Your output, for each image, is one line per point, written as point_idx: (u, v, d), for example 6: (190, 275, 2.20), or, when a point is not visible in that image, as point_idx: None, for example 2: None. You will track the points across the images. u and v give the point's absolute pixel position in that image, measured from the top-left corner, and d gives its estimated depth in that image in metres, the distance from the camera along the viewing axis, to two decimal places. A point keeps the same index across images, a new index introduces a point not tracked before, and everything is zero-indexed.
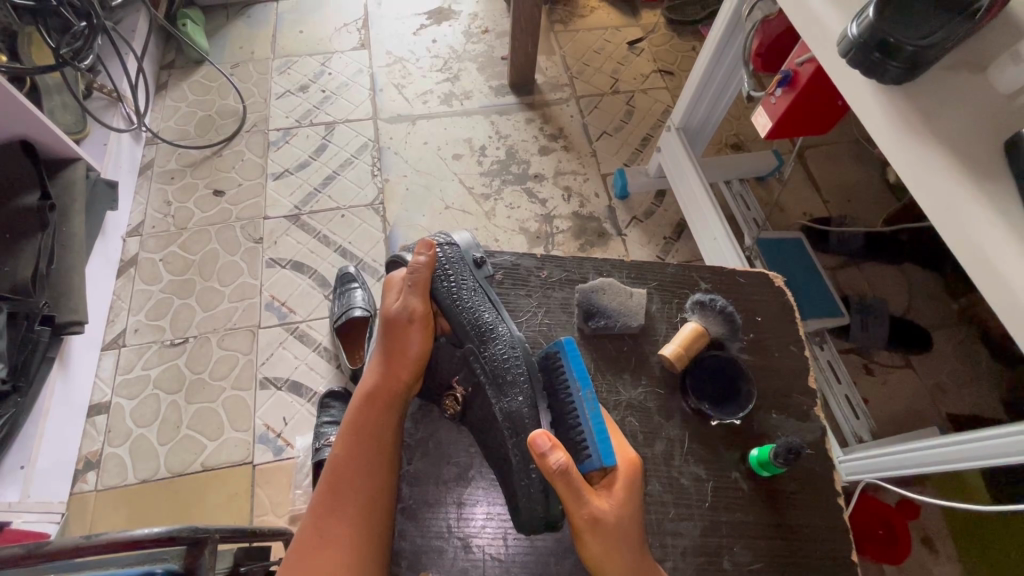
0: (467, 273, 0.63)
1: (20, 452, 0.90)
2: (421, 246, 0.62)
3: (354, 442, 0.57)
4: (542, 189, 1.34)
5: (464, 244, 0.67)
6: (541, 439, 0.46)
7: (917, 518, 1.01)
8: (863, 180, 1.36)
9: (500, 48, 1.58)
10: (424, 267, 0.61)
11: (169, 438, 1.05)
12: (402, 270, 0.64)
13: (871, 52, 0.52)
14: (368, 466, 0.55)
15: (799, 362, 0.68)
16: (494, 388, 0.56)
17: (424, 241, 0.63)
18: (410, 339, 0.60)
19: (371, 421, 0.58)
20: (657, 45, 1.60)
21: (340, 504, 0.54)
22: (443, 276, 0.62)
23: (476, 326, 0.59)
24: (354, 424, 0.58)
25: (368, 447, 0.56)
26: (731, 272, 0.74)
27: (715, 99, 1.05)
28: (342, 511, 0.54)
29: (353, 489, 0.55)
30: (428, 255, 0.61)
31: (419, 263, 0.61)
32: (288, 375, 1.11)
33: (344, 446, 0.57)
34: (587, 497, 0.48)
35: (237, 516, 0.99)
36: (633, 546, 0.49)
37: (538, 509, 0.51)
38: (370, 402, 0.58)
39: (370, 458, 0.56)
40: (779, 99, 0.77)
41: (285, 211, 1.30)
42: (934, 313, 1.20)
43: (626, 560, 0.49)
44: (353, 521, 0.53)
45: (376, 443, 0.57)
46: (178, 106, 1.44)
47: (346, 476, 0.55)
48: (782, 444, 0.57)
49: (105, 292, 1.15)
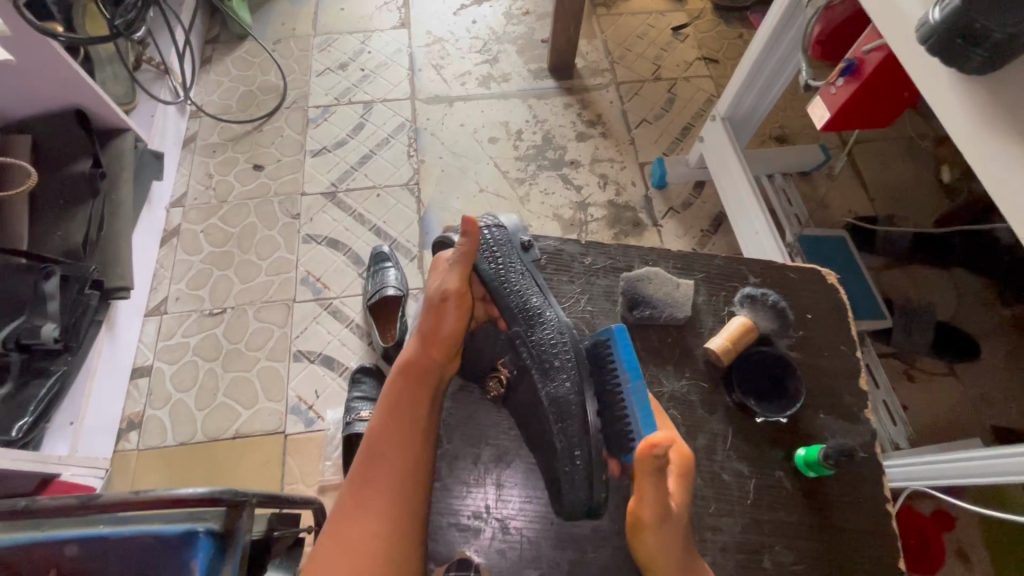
0: (514, 257, 0.64)
1: (69, 409, 0.94)
2: (466, 224, 0.61)
3: (390, 419, 0.57)
4: (578, 175, 1.33)
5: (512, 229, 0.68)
6: (659, 436, 0.45)
7: (953, 530, 0.98)
8: (914, 179, 1.30)
9: (541, 31, 1.55)
10: (469, 246, 0.61)
11: (206, 404, 1.08)
12: (447, 251, 0.64)
13: (955, 39, 0.48)
14: (404, 443, 0.56)
15: (848, 362, 0.66)
16: (539, 373, 0.56)
17: (465, 220, 0.60)
18: (448, 318, 0.59)
19: (406, 398, 0.58)
20: (703, 32, 1.56)
21: (375, 477, 0.54)
22: (487, 257, 0.62)
23: (522, 309, 0.59)
24: (390, 400, 0.58)
25: (405, 422, 0.57)
26: (781, 267, 0.71)
27: (766, 87, 1.01)
28: (377, 485, 0.54)
29: (388, 465, 0.55)
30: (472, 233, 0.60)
31: (463, 243, 0.61)
32: (321, 350, 1.13)
33: (380, 421, 0.57)
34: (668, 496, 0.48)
35: (269, 483, 1.01)
36: (686, 543, 0.50)
37: (581, 494, 0.51)
38: (408, 380, 0.59)
39: (406, 433, 0.56)
40: (839, 89, 0.73)
41: (322, 188, 1.31)
42: (984, 320, 1.15)
43: (680, 557, 0.49)
44: (389, 495, 0.54)
45: (412, 419, 0.57)
46: (221, 80, 1.46)
47: (382, 450, 0.56)
48: (835, 446, 0.55)
49: (149, 260, 1.19)
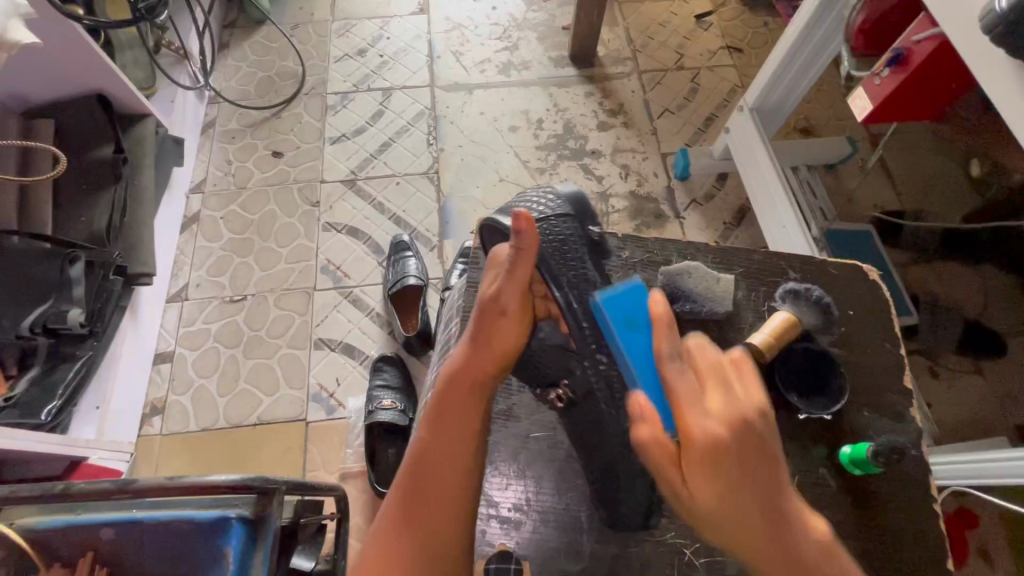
0: (584, 259, 0.56)
1: (96, 393, 0.95)
2: (518, 220, 0.52)
3: (439, 426, 0.55)
4: (600, 166, 1.31)
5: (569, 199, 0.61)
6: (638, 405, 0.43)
7: (976, 528, 0.97)
8: (944, 173, 1.28)
9: (562, 18, 1.52)
10: (526, 243, 0.53)
11: (228, 390, 1.09)
12: (506, 248, 0.57)
13: (1021, 28, 0.47)
14: (455, 450, 0.54)
15: (887, 358, 0.65)
16: (608, 396, 0.51)
17: (520, 215, 0.52)
18: (507, 328, 0.55)
19: (456, 405, 0.55)
20: (727, 20, 1.52)
21: (426, 490, 0.53)
22: (554, 253, 0.55)
23: (594, 324, 0.52)
24: (440, 409, 0.55)
25: (456, 435, 0.54)
26: (822, 262, 0.70)
27: (799, 76, 0.99)
28: (428, 492, 0.53)
29: (439, 474, 0.53)
30: (525, 229, 0.52)
31: (523, 240, 0.53)
32: (342, 338, 1.13)
33: (430, 432, 0.55)
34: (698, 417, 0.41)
35: (291, 469, 1.02)
36: (759, 484, 0.40)
37: (641, 496, 0.53)
38: (457, 386, 0.55)
39: (459, 446, 0.54)
40: (884, 80, 0.71)
41: (341, 176, 1.31)
42: (1012, 318, 1.13)
43: (753, 502, 0.40)
44: (442, 505, 0.53)
45: (462, 426, 0.55)
46: (239, 65, 1.45)
47: (432, 462, 0.54)
48: (884, 445, 0.56)
49: (170, 246, 1.19)
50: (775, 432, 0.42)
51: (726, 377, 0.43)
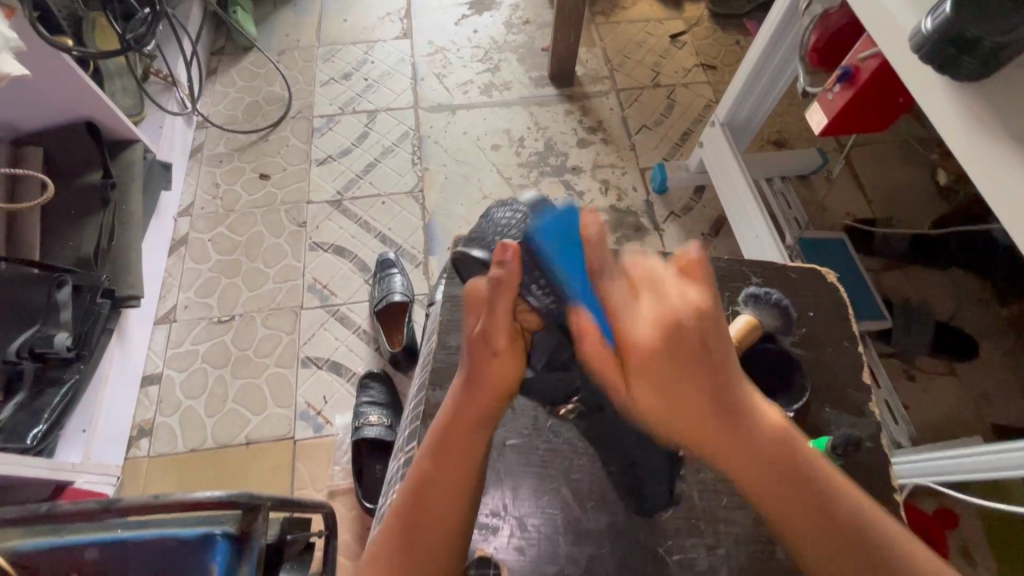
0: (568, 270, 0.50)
1: (82, 417, 0.96)
2: (506, 249, 0.47)
3: (433, 470, 0.50)
4: (580, 181, 1.35)
5: (534, 206, 0.55)
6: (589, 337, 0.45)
7: (957, 526, 0.99)
8: (911, 181, 1.32)
9: (541, 40, 1.57)
10: (513, 273, 0.47)
11: (216, 410, 1.09)
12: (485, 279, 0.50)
13: (945, 48, 0.51)
14: (458, 490, 0.50)
15: (849, 358, 0.68)
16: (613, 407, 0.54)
17: (511, 247, 0.47)
18: (502, 365, 0.48)
19: (456, 453, 0.50)
20: (700, 39, 1.58)
21: (420, 537, 0.49)
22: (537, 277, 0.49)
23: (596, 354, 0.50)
24: (437, 448, 0.51)
25: (455, 479, 0.50)
26: (782, 267, 0.73)
27: (763, 95, 1.04)
28: (421, 541, 0.49)
29: (436, 517, 0.49)
30: (513, 260, 0.47)
31: (506, 269, 0.47)
32: (329, 356, 1.15)
33: (427, 474, 0.50)
34: (618, 313, 0.42)
35: (279, 487, 1.02)
36: (691, 361, 0.40)
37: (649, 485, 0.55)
38: (455, 432, 0.50)
39: (457, 490, 0.50)
40: (836, 96, 0.75)
41: (328, 197, 1.33)
42: (982, 320, 1.17)
43: (692, 367, 0.40)
44: (438, 557, 0.49)
45: (463, 477, 0.50)
46: (226, 91, 1.48)
47: (429, 509, 0.49)
48: (841, 436, 0.58)
49: (158, 268, 1.21)
50: (645, 270, 0.43)
51: (658, 283, 0.42)
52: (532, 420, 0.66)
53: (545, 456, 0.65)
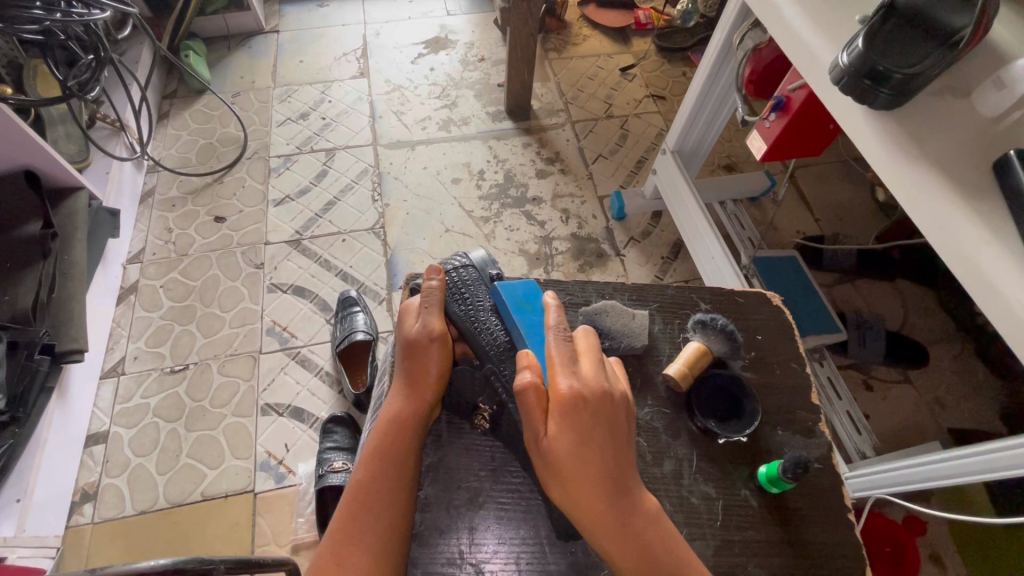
0: (482, 291, 0.63)
1: (18, 484, 0.88)
2: (430, 271, 0.62)
3: (376, 467, 0.53)
4: (541, 212, 1.36)
5: (478, 263, 0.67)
6: (523, 358, 0.54)
7: (924, 534, 1.01)
8: (852, 199, 1.40)
9: (496, 76, 1.62)
10: (437, 292, 0.61)
11: (168, 468, 1.03)
12: (416, 299, 0.63)
13: (862, 80, 0.55)
14: (393, 485, 0.53)
15: (801, 376, 0.69)
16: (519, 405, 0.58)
17: (432, 266, 0.63)
18: (427, 357, 0.57)
19: (391, 448, 0.54)
20: (648, 72, 1.65)
21: (358, 531, 0.50)
22: (455, 299, 0.62)
23: (503, 353, 0.60)
24: (375, 447, 0.54)
25: (390, 474, 0.53)
26: (730, 293, 0.75)
27: (710, 123, 1.08)
28: (358, 541, 0.50)
29: (375, 514, 0.51)
30: (438, 279, 0.62)
31: (431, 288, 0.61)
32: (290, 402, 1.11)
33: (366, 471, 0.53)
34: (561, 367, 0.52)
35: (237, 547, 0.96)
36: (602, 431, 0.50)
37: None
38: (392, 429, 0.55)
39: (393, 485, 0.52)
40: (773, 123, 0.79)
41: (286, 237, 1.31)
42: (928, 328, 1.22)
43: (596, 435, 0.49)
44: (374, 553, 0.49)
45: (401, 471, 0.53)
46: (178, 134, 1.46)
47: (368, 503, 0.51)
48: (791, 459, 0.57)
49: (104, 320, 1.15)
50: (577, 366, 0.53)
51: (583, 367, 0.53)
52: (490, 457, 0.61)
53: (508, 498, 0.59)
